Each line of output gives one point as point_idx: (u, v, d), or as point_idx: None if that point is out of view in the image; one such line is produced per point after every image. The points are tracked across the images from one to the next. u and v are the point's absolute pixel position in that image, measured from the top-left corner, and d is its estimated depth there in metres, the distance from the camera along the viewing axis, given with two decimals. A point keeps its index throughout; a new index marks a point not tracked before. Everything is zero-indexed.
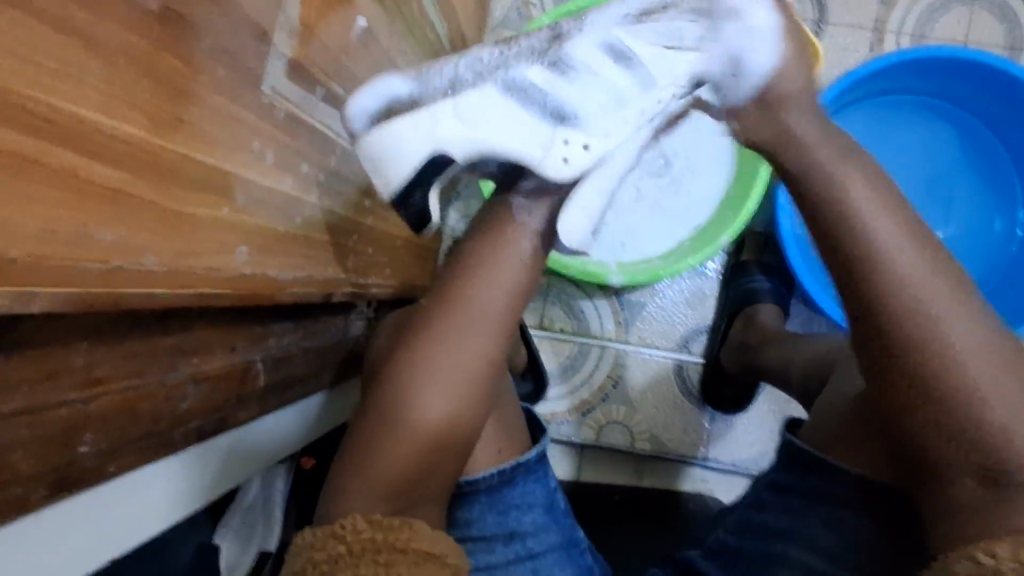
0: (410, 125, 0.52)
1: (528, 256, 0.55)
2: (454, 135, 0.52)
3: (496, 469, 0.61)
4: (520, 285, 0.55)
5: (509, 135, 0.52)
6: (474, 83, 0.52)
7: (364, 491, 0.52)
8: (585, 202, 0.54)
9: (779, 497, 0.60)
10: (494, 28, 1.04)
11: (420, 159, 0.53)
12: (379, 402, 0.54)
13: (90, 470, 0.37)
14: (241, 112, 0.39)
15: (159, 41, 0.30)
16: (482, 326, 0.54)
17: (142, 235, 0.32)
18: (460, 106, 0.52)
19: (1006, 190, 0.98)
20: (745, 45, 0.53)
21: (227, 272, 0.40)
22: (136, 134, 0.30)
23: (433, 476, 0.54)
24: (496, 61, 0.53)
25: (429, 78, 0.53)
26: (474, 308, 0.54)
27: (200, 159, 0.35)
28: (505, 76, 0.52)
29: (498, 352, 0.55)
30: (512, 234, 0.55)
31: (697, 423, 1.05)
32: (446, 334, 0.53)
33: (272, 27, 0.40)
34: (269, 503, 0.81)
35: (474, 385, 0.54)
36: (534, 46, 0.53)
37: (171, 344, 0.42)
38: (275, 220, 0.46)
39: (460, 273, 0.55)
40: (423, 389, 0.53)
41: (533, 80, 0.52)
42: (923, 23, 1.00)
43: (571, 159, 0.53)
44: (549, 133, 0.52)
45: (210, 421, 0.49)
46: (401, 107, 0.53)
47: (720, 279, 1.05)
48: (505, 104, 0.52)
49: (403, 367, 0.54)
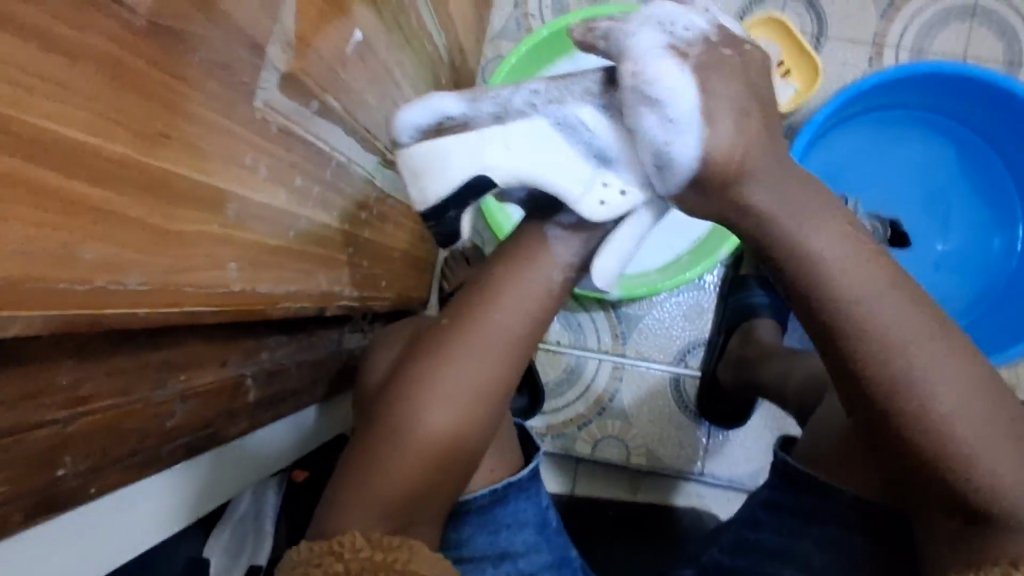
0: (461, 148, 0.52)
1: (545, 280, 0.55)
2: (500, 163, 0.51)
3: (488, 489, 0.61)
4: (535, 311, 0.55)
5: (553, 172, 0.51)
6: (526, 113, 0.51)
7: (364, 507, 0.52)
8: (619, 244, 0.55)
9: (775, 518, 0.59)
10: (494, 38, 1.04)
11: (461, 181, 0.52)
12: (388, 424, 0.53)
13: (73, 491, 0.36)
14: (234, 126, 0.38)
15: (150, 57, 0.30)
16: (499, 355, 0.54)
17: (128, 253, 0.31)
18: (510, 135, 0.51)
19: (1006, 206, 0.98)
20: (765, 91, 0.49)
21: (216, 289, 0.39)
22: (123, 151, 0.29)
23: (431, 500, 0.54)
24: (555, 91, 0.51)
25: (480, 102, 0.51)
26: (496, 331, 0.54)
27: (189, 175, 0.35)
28: (560, 110, 0.51)
29: (509, 377, 0.55)
30: (536, 261, 0.55)
31: (695, 438, 1.04)
32: (468, 358, 0.54)
33: (267, 40, 0.39)
34: (260, 518, 0.79)
35: (483, 408, 0.54)
36: (590, 84, 0.52)
37: (159, 360, 0.42)
38: (267, 234, 0.45)
39: (483, 295, 0.55)
40: (437, 409, 0.53)
41: (584, 118, 0.51)
42: (922, 38, 1.00)
43: (611, 203, 0.52)
44: (589, 175, 0.51)
45: (199, 438, 0.48)
46: (450, 125, 0.52)
47: (718, 292, 1.04)
48: (555, 140, 0.51)
49: (415, 389, 0.54)
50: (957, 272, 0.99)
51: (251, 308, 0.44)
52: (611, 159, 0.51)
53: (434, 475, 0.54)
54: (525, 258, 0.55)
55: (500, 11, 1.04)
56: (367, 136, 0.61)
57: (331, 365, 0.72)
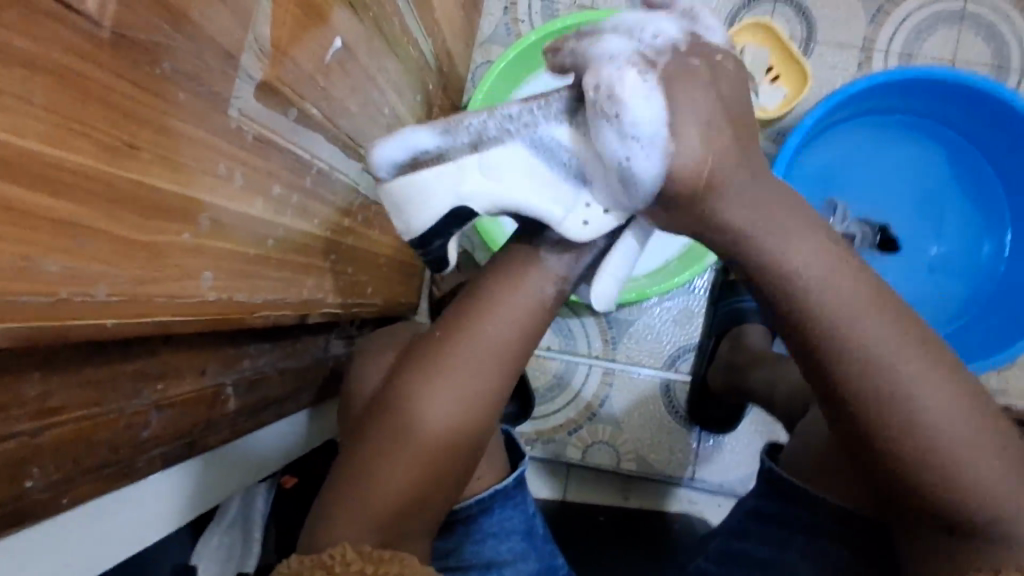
0: (441, 176, 0.51)
1: (529, 295, 0.54)
2: (479, 188, 0.51)
3: (475, 499, 0.61)
4: (523, 324, 0.54)
5: (533, 197, 0.51)
6: (501, 138, 0.50)
7: (357, 522, 0.52)
8: (612, 268, 0.55)
9: (758, 526, 0.59)
10: (483, 43, 1.05)
11: (443, 212, 0.52)
12: (378, 439, 0.53)
13: (42, 504, 0.36)
14: (206, 136, 0.38)
15: (114, 67, 0.30)
16: (484, 368, 0.53)
17: (94, 264, 0.31)
18: (486, 163, 0.50)
19: (994, 211, 0.98)
20: (716, 80, 0.48)
21: (188, 298, 0.39)
22: (84, 163, 0.29)
23: (422, 512, 0.54)
24: (526, 114, 0.50)
25: (456, 132, 0.51)
26: (481, 344, 0.53)
27: (157, 185, 0.34)
28: (535, 132, 0.50)
29: (493, 390, 0.54)
30: (529, 275, 0.54)
31: (685, 443, 1.04)
32: (456, 373, 0.53)
33: (239, 49, 0.39)
34: (249, 523, 0.78)
35: (470, 421, 0.54)
36: (561, 101, 0.50)
37: (133, 370, 0.42)
38: (242, 242, 0.45)
39: (471, 307, 0.54)
40: (425, 424, 0.53)
41: (560, 139, 0.50)
42: (911, 43, 1.00)
43: (594, 222, 0.52)
44: (572, 196, 0.51)
45: (175, 447, 0.47)
46: (427, 159, 0.51)
47: (708, 297, 1.04)
48: (530, 164, 0.50)
49: (401, 403, 0.53)
50: (945, 276, 0.99)
51: (225, 317, 0.44)
52: (592, 176, 0.51)
53: (424, 489, 0.54)
54: (510, 278, 0.54)
55: (490, 17, 1.04)
56: (349, 142, 0.61)
57: (317, 372, 0.72)
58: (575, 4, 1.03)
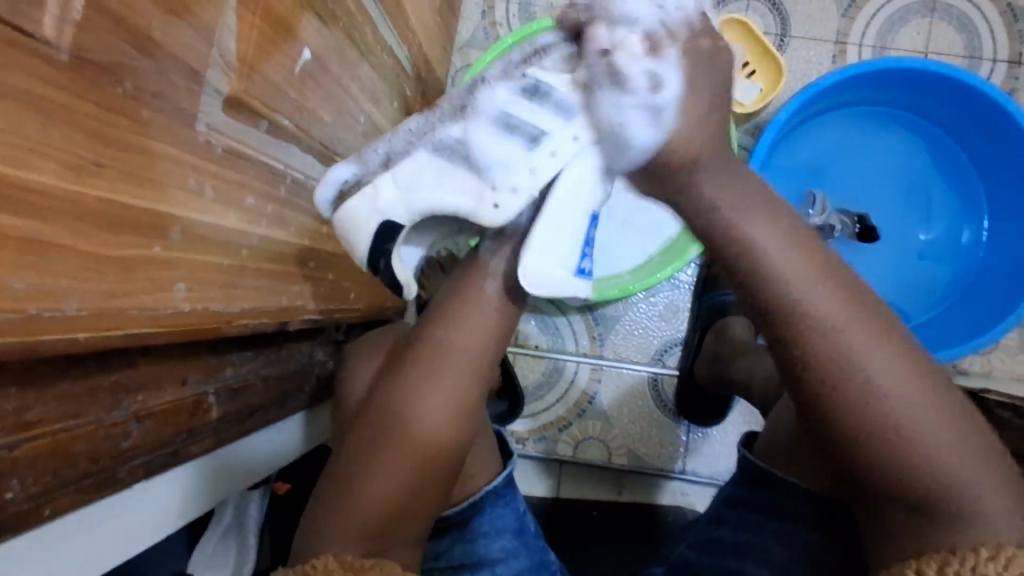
0: (362, 197, 0.56)
1: (495, 300, 0.56)
2: (398, 202, 0.55)
3: (467, 503, 0.62)
4: (491, 326, 0.56)
5: (446, 196, 0.55)
6: (406, 152, 0.56)
7: (344, 531, 0.52)
8: (543, 244, 0.55)
9: (734, 515, 0.60)
10: (462, 48, 1.06)
11: (372, 231, 0.57)
12: (362, 451, 0.54)
13: (22, 516, 0.36)
14: (174, 151, 0.39)
15: (75, 89, 0.30)
16: (451, 373, 0.54)
17: (62, 281, 0.32)
18: (398, 177, 0.55)
19: (973, 197, 1.00)
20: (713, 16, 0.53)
21: (161, 310, 0.40)
22: (49, 184, 0.30)
23: (410, 522, 0.54)
24: (427, 126, 0.56)
25: (367, 158, 0.57)
26: (446, 350, 0.55)
27: (125, 202, 0.35)
28: (434, 139, 0.55)
29: (468, 394, 0.55)
30: (478, 280, 0.57)
31: (674, 436, 1.05)
32: (422, 377, 0.54)
33: (204, 67, 0.40)
34: (243, 530, 0.79)
35: (449, 425, 0.54)
36: (456, 105, 0.56)
37: (111, 382, 0.43)
38: (217, 254, 0.46)
39: (435, 318, 0.56)
40: (402, 431, 0.53)
41: (459, 137, 0.54)
42: (883, 35, 1.02)
43: (505, 205, 0.54)
44: (479, 186, 0.54)
45: (160, 456, 0.48)
46: (349, 188, 0.57)
47: (692, 290, 1.05)
48: (436, 170, 0.55)
49: (388, 412, 0.54)
50: (927, 261, 1.01)
51: (202, 327, 0.45)
52: (493, 164, 0.54)
53: (412, 498, 0.54)
54: (480, 283, 0.57)
55: (468, 22, 1.05)
56: (324, 151, 0.62)
57: (304, 379, 0.73)
58: (551, 6, 1.04)
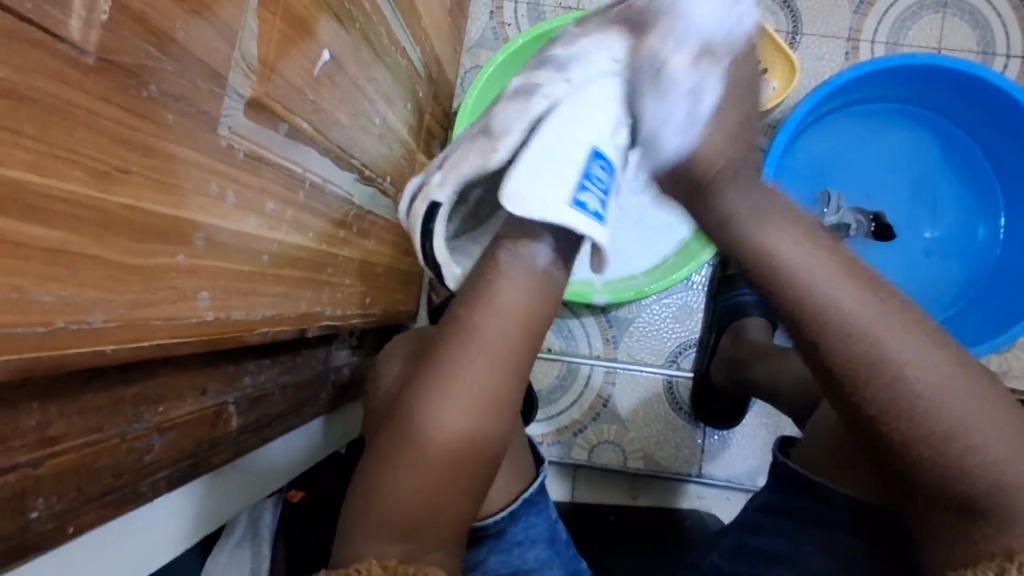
0: (416, 195, 0.60)
1: (524, 282, 0.53)
2: (433, 180, 0.58)
3: (506, 513, 0.60)
4: (524, 309, 0.53)
5: (467, 157, 0.56)
6: (452, 146, 0.61)
7: (374, 535, 0.51)
8: (536, 172, 0.51)
9: (771, 520, 0.60)
10: (471, 48, 1.04)
11: (418, 215, 0.59)
12: (386, 450, 0.52)
13: (46, 534, 0.35)
14: (198, 156, 0.38)
15: (98, 91, 0.29)
16: (479, 361, 0.52)
17: (89, 292, 0.31)
18: (442, 166, 0.59)
19: (988, 194, 0.99)
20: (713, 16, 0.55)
21: (184, 320, 0.39)
22: (76, 191, 0.29)
23: (440, 523, 0.52)
24: (467, 126, 0.61)
25: (430, 168, 0.63)
26: (473, 335, 0.52)
27: (151, 209, 0.34)
28: (469, 128, 0.60)
29: (497, 385, 0.52)
30: (508, 262, 0.53)
31: (691, 439, 1.04)
32: (446, 365, 0.52)
33: (226, 68, 0.39)
34: (258, 538, 0.78)
35: (477, 416, 0.52)
36: (487, 105, 0.61)
37: (133, 394, 0.42)
38: (238, 261, 0.45)
39: (465, 302, 0.54)
40: (428, 421, 0.51)
41: (482, 118, 0.58)
42: (896, 31, 1.00)
43: (501, 147, 0.54)
44: (487, 140, 0.55)
45: (180, 469, 0.47)
46: (411, 189, 0.62)
47: (707, 291, 1.04)
48: (464, 144, 0.58)
49: (410, 418, 0.53)
50: (937, 259, 0.99)
51: (224, 335, 0.44)
52: (495, 122, 0.55)
53: (438, 495, 0.52)
54: (503, 262, 0.53)
55: (477, 22, 1.04)
56: (341, 154, 0.60)
57: (320, 386, 0.72)
58: (560, 6, 1.03)
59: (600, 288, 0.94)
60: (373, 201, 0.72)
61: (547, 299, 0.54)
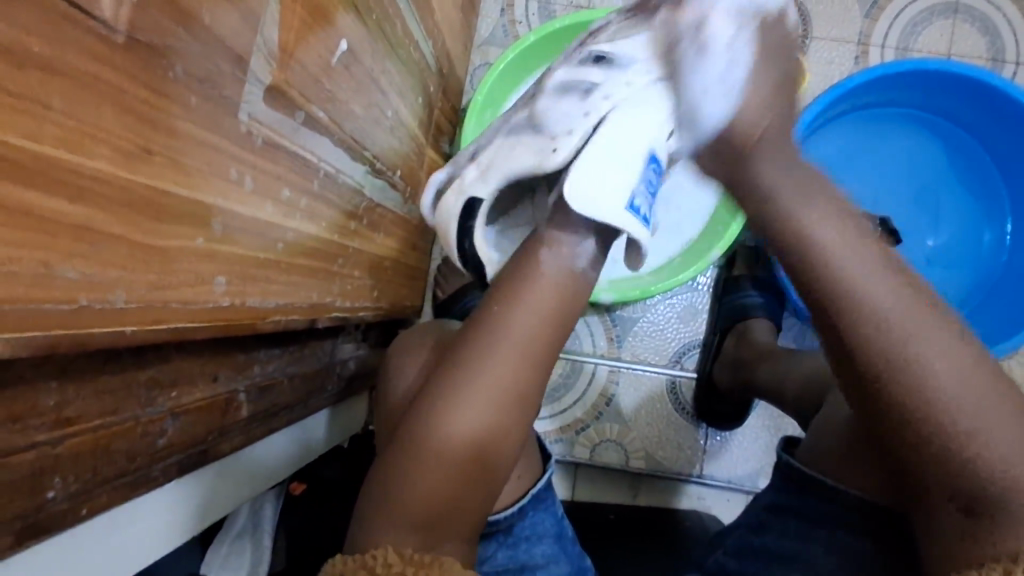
0: (455, 192, 0.64)
1: (555, 283, 0.54)
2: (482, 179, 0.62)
3: (515, 508, 0.60)
4: (553, 308, 0.54)
5: (525, 158, 0.58)
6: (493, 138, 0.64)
7: (387, 526, 0.51)
8: (596, 173, 0.53)
9: (777, 520, 0.60)
10: (480, 45, 1.04)
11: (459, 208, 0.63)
12: (403, 443, 0.53)
13: (60, 515, 0.35)
14: (219, 140, 0.38)
15: (125, 70, 0.29)
16: (507, 355, 0.52)
17: (112, 271, 0.31)
18: (482, 162, 0.63)
19: (994, 201, 0.99)
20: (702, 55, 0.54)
21: (201, 304, 0.39)
22: (103, 169, 0.29)
23: (457, 516, 0.52)
24: (509, 119, 0.65)
25: (458, 159, 0.68)
26: (505, 332, 0.53)
27: (172, 191, 0.34)
28: (517, 122, 0.62)
29: (522, 380, 0.53)
30: (540, 265, 0.55)
31: (693, 440, 1.04)
32: (474, 358, 0.53)
33: (248, 53, 0.39)
34: (258, 532, 0.77)
35: (499, 409, 0.52)
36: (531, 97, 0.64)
37: (147, 377, 0.42)
38: (254, 247, 0.45)
39: (495, 300, 0.55)
40: (450, 411, 0.52)
41: (531, 114, 0.61)
42: (906, 36, 1.01)
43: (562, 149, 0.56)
44: (546, 141, 0.57)
45: (190, 456, 0.46)
46: (442, 184, 0.67)
47: (712, 292, 1.04)
48: (513, 139, 0.61)
49: (426, 408, 0.53)
50: (940, 267, 0.99)
51: (238, 322, 0.44)
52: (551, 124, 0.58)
53: (456, 486, 0.52)
54: (533, 269, 0.55)
55: (487, 18, 1.04)
56: (355, 145, 0.60)
57: (326, 377, 0.72)
58: (571, 5, 1.03)
59: (606, 287, 0.93)
60: (382, 193, 0.72)
61: (572, 295, 0.55)
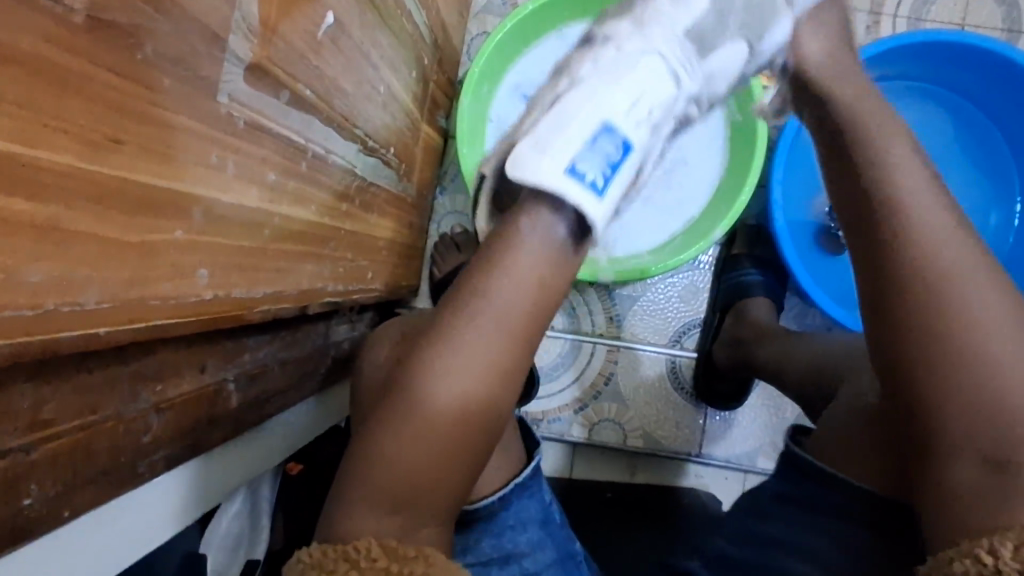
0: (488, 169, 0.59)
1: (539, 262, 0.51)
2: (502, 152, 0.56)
3: (497, 496, 0.60)
4: (533, 283, 0.51)
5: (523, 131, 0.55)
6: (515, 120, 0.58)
7: (368, 504, 0.50)
8: (559, 145, 0.51)
9: (778, 509, 0.59)
10: (477, 14, 1.00)
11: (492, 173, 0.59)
12: (381, 416, 0.51)
13: (42, 517, 0.34)
14: (197, 124, 0.35)
15: (88, 53, 0.27)
16: (490, 332, 0.50)
17: (81, 270, 0.29)
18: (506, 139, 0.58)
19: (1006, 179, 0.96)
20: None
21: (182, 298, 0.38)
22: (67, 164, 0.27)
23: (437, 495, 0.51)
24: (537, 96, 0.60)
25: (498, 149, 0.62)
26: (487, 305, 0.50)
27: (146, 181, 0.32)
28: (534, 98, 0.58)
29: (503, 358, 0.51)
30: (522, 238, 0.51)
31: (692, 419, 1.03)
32: (454, 332, 0.50)
33: (226, 30, 0.36)
34: (257, 510, 0.78)
35: (480, 387, 0.51)
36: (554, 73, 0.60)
37: (130, 373, 0.40)
38: (239, 235, 0.43)
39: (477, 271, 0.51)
40: (431, 388, 0.50)
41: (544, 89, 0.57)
42: (920, 5, 0.97)
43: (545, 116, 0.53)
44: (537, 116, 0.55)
45: (179, 449, 0.45)
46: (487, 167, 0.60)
47: (712, 271, 1.03)
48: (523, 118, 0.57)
49: (408, 386, 0.51)
50: None
51: (223, 314, 0.43)
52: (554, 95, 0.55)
53: (439, 464, 0.51)
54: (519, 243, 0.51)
55: None
56: (345, 124, 0.58)
57: (319, 361, 0.70)
58: None
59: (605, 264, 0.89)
60: (375, 172, 0.70)
61: (553, 269, 0.52)
